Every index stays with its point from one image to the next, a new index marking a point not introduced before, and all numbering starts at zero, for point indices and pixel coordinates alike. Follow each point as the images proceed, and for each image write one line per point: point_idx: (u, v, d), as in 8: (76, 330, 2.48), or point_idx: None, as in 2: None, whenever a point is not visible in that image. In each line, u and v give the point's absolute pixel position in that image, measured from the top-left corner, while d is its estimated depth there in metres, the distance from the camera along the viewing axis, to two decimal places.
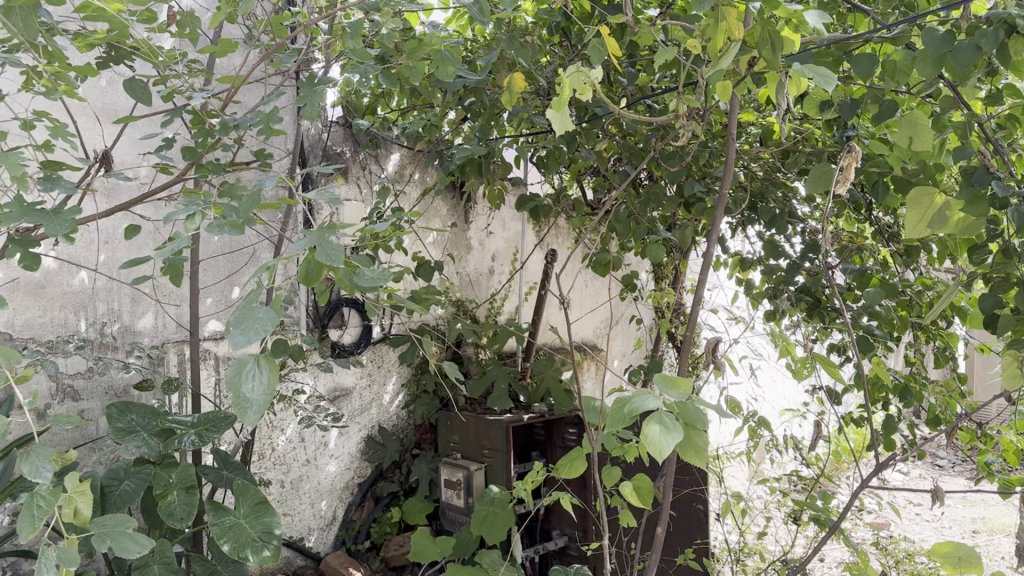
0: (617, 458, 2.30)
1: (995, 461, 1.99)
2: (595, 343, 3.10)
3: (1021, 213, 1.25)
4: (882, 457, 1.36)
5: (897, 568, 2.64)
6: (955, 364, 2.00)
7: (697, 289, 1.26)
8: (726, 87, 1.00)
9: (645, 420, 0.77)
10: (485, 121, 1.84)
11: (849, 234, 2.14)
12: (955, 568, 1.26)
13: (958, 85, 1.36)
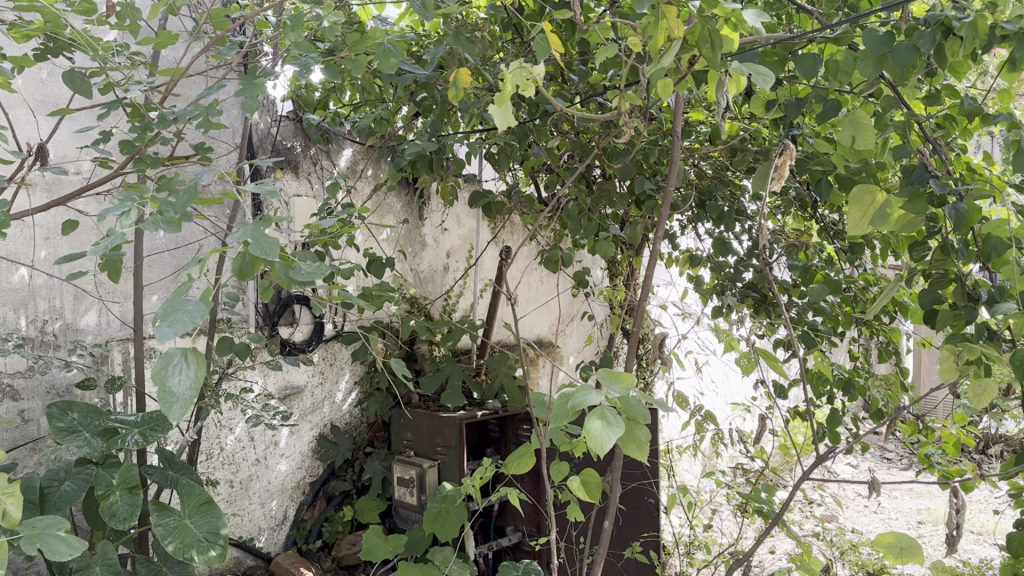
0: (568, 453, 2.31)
1: (936, 452, 2.05)
2: (549, 340, 3.11)
3: (959, 211, 1.28)
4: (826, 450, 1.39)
5: (843, 558, 2.70)
6: (897, 359, 2.05)
7: (646, 287, 1.28)
8: (668, 86, 1.00)
9: (588, 415, 0.77)
10: (436, 117, 1.83)
11: (795, 231, 2.18)
12: (897, 559, 1.30)
13: (899, 85, 1.39)
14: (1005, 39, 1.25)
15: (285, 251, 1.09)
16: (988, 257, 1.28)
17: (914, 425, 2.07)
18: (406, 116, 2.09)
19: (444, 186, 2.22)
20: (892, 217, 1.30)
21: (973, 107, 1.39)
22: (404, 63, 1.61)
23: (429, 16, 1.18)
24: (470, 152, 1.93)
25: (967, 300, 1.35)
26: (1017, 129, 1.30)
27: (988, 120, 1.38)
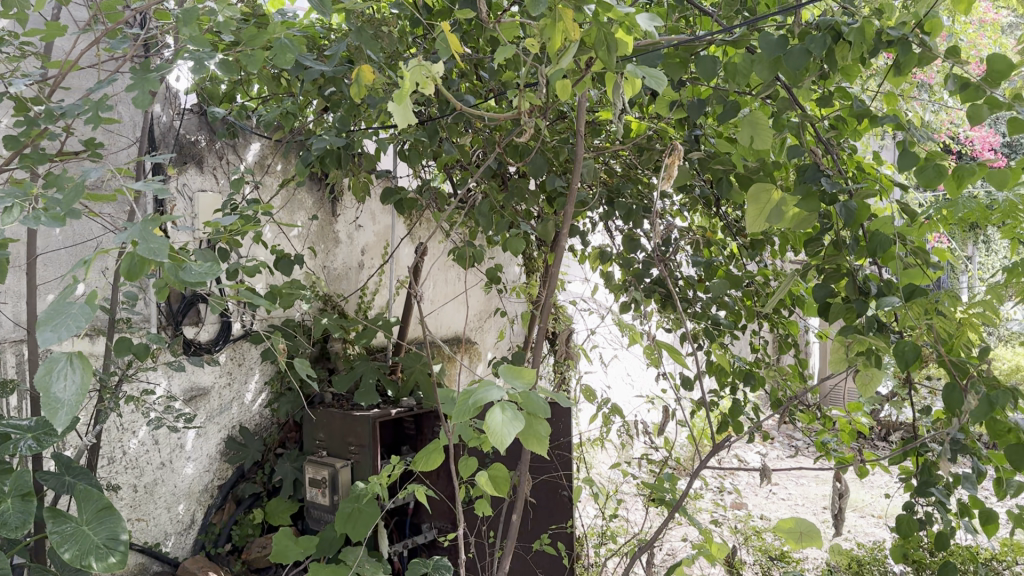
0: (478, 448, 2.32)
1: (831, 439, 2.14)
2: (465, 336, 3.12)
3: (849, 209, 1.34)
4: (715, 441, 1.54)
5: (748, 545, 2.79)
6: (794, 351, 2.13)
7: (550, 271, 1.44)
8: (568, 86, 1.02)
9: (488, 410, 0.78)
10: (344, 112, 1.81)
11: (701, 227, 2.24)
12: (797, 543, 1.36)
13: (793, 87, 1.44)
14: (890, 45, 1.33)
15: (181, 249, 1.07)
16: (874, 252, 1.34)
17: (813, 414, 2.15)
18: (315, 111, 2.05)
19: (354, 182, 2.20)
20: (788, 214, 1.38)
21: (861, 109, 1.46)
22: (306, 57, 1.58)
23: (329, 13, 1.21)
24: (379, 148, 1.91)
25: (857, 293, 1.41)
26: (900, 130, 1.37)
27: (875, 122, 1.45)
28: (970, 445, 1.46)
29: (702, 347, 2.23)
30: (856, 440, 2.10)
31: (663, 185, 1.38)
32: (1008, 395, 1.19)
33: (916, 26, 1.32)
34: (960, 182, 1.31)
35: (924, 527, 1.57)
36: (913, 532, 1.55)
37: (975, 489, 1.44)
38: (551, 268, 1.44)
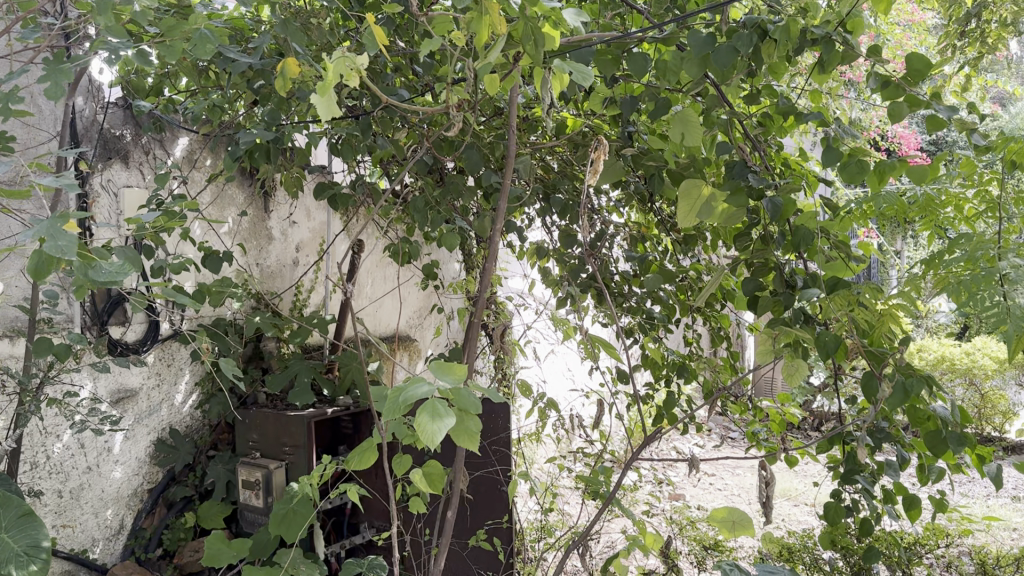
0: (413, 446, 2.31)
1: (762, 429, 2.19)
2: (403, 334, 3.09)
3: (775, 204, 1.40)
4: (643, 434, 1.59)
5: (683, 535, 2.83)
6: (726, 344, 2.17)
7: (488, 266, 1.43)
8: (495, 80, 1.02)
9: (417, 408, 0.78)
10: (273, 106, 1.78)
11: (635, 223, 2.25)
12: (730, 532, 1.40)
13: (722, 85, 1.46)
14: (814, 43, 1.35)
15: (85, 244, 1.06)
16: (799, 246, 1.38)
17: (744, 406, 2.18)
18: (244, 104, 2.01)
19: (285, 177, 2.15)
20: (718, 210, 1.38)
21: (787, 106, 1.49)
22: (229, 50, 1.55)
23: None
24: (309, 142, 1.88)
25: (784, 286, 1.43)
26: (825, 126, 1.40)
27: (800, 119, 1.48)
28: (894, 433, 1.50)
29: (637, 341, 2.26)
30: (787, 430, 2.14)
31: (590, 181, 1.59)
32: (922, 382, 1.23)
33: (841, 24, 1.35)
34: (882, 177, 1.34)
35: (850, 513, 1.61)
36: (841, 518, 1.59)
37: (897, 475, 1.48)
38: (487, 262, 1.40)
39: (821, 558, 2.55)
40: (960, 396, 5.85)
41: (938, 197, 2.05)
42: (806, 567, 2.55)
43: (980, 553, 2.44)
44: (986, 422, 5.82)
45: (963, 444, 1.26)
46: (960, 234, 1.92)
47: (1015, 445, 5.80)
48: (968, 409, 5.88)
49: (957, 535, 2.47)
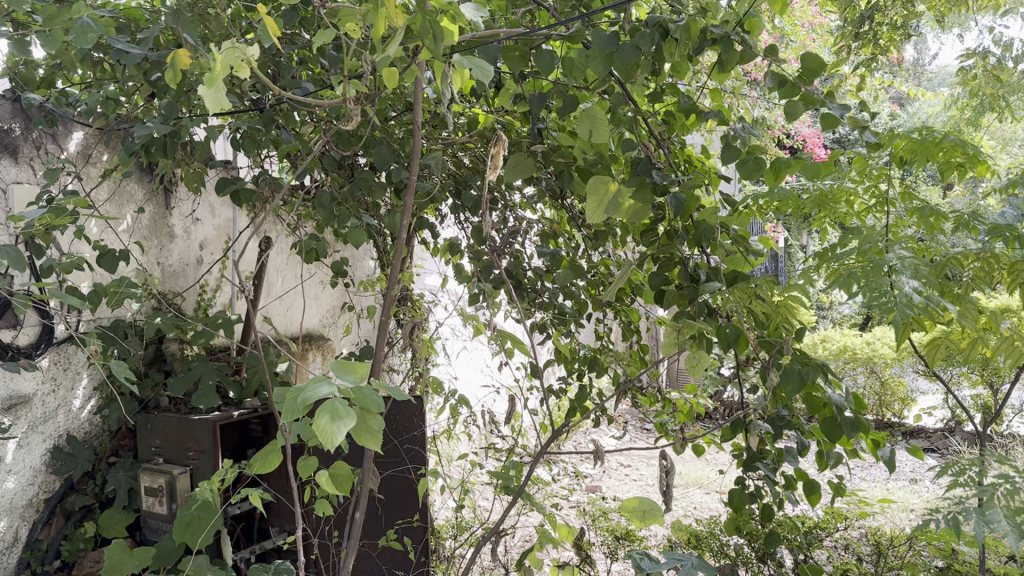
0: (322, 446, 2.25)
1: (670, 420, 2.23)
2: (315, 333, 3.02)
3: (678, 200, 1.42)
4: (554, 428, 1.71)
5: (598, 526, 2.87)
6: (636, 337, 2.20)
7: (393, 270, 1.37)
8: (395, 73, 1.01)
9: (316, 410, 0.76)
10: (171, 100, 1.72)
11: (544, 218, 2.26)
12: (640, 522, 1.49)
13: (626, 84, 1.48)
14: (713, 43, 1.37)
15: None
16: (701, 241, 1.41)
17: (653, 398, 2.22)
18: (140, 97, 1.94)
19: (186, 173, 2.08)
20: (623, 205, 1.44)
21: (689, 104, 1.52)
22: (116, 40, 1.49)
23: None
24: (210, 136, 1.82)
25: (689, 280, 1.46)
26: (724, 124, 1.44)
27: (701, 118, 1.52)
28: (794, 420, 1.55)
29: (549, 336, 2.27)
30: (694, 421, 2.19)
31: (489, 176, 1.44)
32: (818, 370, 1.27)
33: (739, 24, 1.39)
34: (778, 174, 1.39)
35: (754, 499, 1.66)
36: (745, 505, 1.63)
37: (797, 462, 1.53)
38: (393, 259, 1.36)
39: (728, 544, 2.62)
40: (860, 384, 6.10)
41: (832, 192, 2.13)
42: (713, 553, 2.61)
43: (875, 533, 2.54)
44: (886, 408, 6.08)
45: (857, 429, 1.31)
46: (851, 228, 2.00)
47: (912, 429, 6.07)
48: (868, 395, 6.13)
49: (855, 517, 2.57)
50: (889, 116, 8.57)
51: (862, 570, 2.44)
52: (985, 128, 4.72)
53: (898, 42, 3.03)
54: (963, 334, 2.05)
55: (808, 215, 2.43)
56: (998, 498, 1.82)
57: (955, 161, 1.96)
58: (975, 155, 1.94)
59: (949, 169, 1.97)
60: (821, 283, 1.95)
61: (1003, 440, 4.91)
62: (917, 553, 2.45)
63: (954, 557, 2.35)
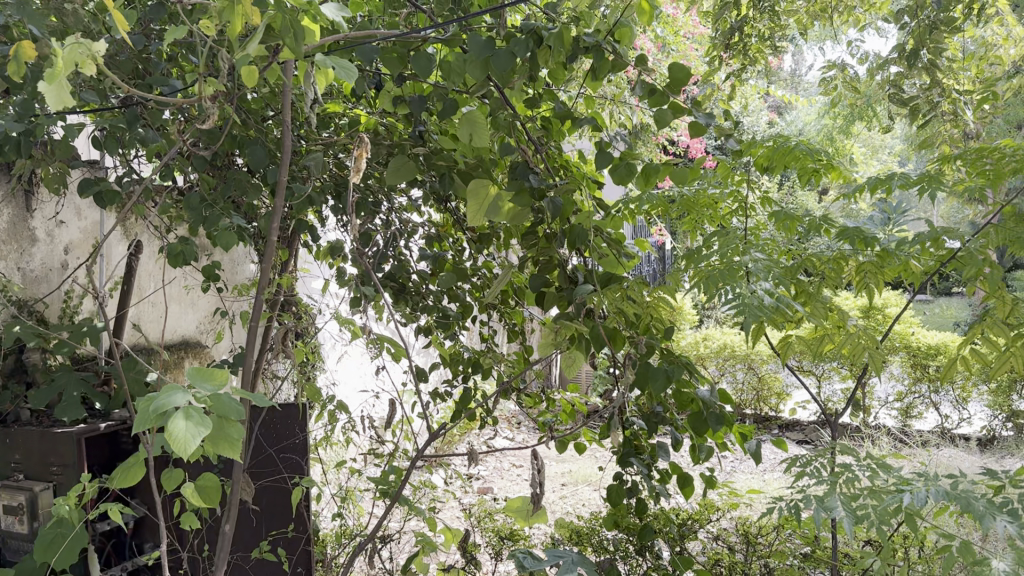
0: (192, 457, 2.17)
1: (552, 419, 2.26)
2: (189, 341, 2.92)
3: (555, 204, 1.43)
4: (434, 434, 1.73)
5: (484, 527, 2.88)
6: (518, 339, 2.21)
7: (262, 280, 1.27)
8: (255, 72, 1.00)
9: (170, 418, 0.74)
10: (25, 95, 1.61)
11: (426, 222, 2.25)
12: (525, 518, 1.53)
13: (504, 87, 1.47)
14: (586, 51, 1.40)
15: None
16: (576, 244, 1.44)
17: (536, 398, 2.24)
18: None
19: (46, 173, 1.96)
20: (504, 209, 1.44)
21: (564, 110, 1.55)
22: None
23: None
24: (71, 136, 1.72)
25: (568, 282, 1.48)
26: (597, 130, 1.47)
27: (576, 123, 1.55)
28: (668, 417, 1.60)
29: (432, 339, 2.26)
30: (575, 420, 2.22)
31: (354, 179, 1.23)
32: (681, 366, 1.34)
33: (609, 32, 1.42)
34: (649, 179, 1.43)
35: (631, 494, 1.70)
36: (622, 499, 1.67)
37: (670, 456, 1.58)
38: (263, 258, 1.24)
39: (607, 539, 2.68)
40: (739, 380, 6.35)
41: (700, 196, 2.21)
42: (594, 548, 2.66)
43: (745, 523, 2.66)
44: (763, 403, 6.35)
45: (721, 421, 1.39)
46: (718, 231, 2.08)
47: (787, 422, 6.36)
48: (746, 391, 6.39)
49: (727, 507, 2.67)
50: (765, 124, 8.96)
51: (734, 559, 2.53)
52: (850, 136, 5.00)
53: (765, 53, 3.18)
54: (820, 331, 2.17)
55: (681, 218, 2.51)
56: (857, 483, 1.92)
57: (811, 168, 2.07)
58: (828, 162, 2.06)
59: (806, 175, 2.08)
60: (690, 285, 2.02)
61: (867, 430, 5.21)
62: (784, 540, 2.56)
63: (819, 542, 2.48)
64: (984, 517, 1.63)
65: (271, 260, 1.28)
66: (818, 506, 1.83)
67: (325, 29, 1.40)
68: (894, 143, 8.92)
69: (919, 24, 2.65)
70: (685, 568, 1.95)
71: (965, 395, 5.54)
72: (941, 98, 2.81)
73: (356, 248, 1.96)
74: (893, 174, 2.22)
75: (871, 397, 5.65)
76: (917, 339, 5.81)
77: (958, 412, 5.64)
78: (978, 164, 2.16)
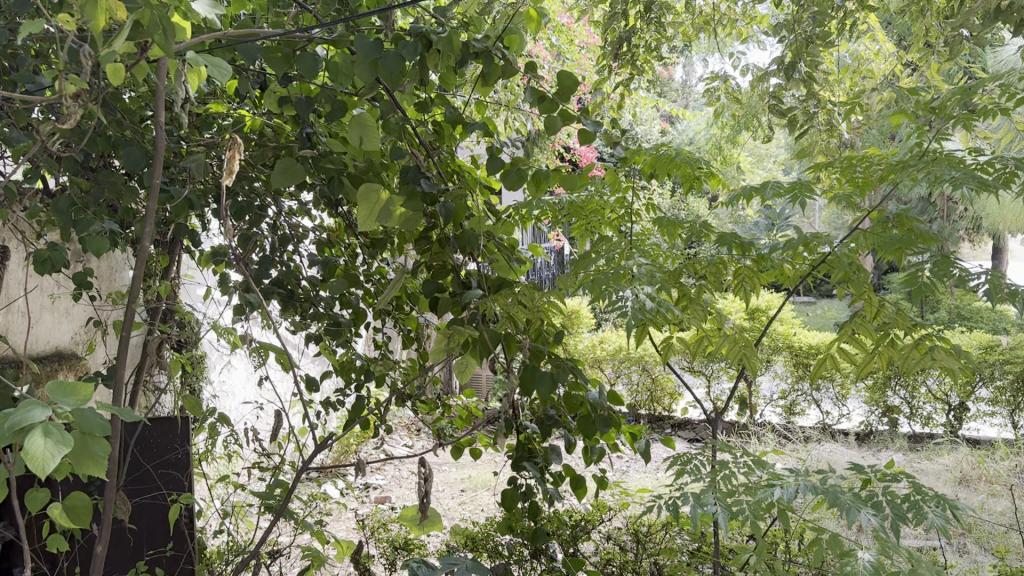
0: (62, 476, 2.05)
1: (446, 425, 2.25)
2: (59, 352, 2.76)
3: (448, 209, 1.42)
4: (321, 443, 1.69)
5: (378, 537, 2.84)
6: (411, 346, 2.19)
7: (138, 287, 1.20)
8: (123, 69, 0.95)
9: (27, 437, 0.70)
10: None
11: (315, 228, 2.20)
12: (419, 527, 1.62)
13: (394, 90, 1.44)
14: (476, 56, 1.40)
15: None
16: (467, 249, 1.43)
17: (431, 405, 2.23)
18: None
19: None
20: (396, 214, 1.40)
21: (454, 116, 1.54)
22: None
23: None
24: None
25: (459, 288, 1.46)
26: (488, 136, 1.47)
27: (467, 128, 1.54)
28: (561, 420, 1.60)
29: (322, 347, 2.21)
30: (468, 425, 2.21)
31: (227, 181, 1.19)
32: (567, 372, 1.37)
33: (498, 38, 1.42)
34: (539, 184, 1.44)
35: (524, 499, 1.70)
36: (516, 504, 1.66)
37: (561, 459, 1.59)
38: (137, 266, 1.18)
39: (501, 543, 2.68)
40: (633, 382, 6.47)
41: (589, 202, 2.24)
42: (488, 553, 2.66)
43: (636, 522, 2.71)
44: (656, 404, 6.50)
45: (608, 424, 1.45)
46: (606, 237, 2.11)
47: (679, 422, 6.53)
48: (640, 393, 6.52)
49: (618, 507, 2.72)
50: (657, 133, 9.20)
51: (626, 558, 2.57)
52: (736, 146, 5.17)
53: (652, 64, 3.26)
54: (701, 333, 2.23)
55: (572, 223, 2.53)
56: (738, 477, 1.99)
57: (693, 176, 2.13)
58: (708, 170, 2.12)
59: (689, 182, 2.14)
60: (577, 289, 2.04)
61: (753, 428, 5.40)
62: (672, 539, 2.62)
63: (707, 538, 2.55)
64: (849, 510, 1.70)
65: (146, 267, 1.22)
66: (695, 503, 1.89)
67: (204, 27, 1.35)
68: (776, 153, 9.31)
69: (796, 39, 2.76)
70: (575, 569, 1.97)
71: (842, 392, 5.80)
72: (816, 109, 2.94)
73: (242, 253, 1.89)
74: (769, 182, 2.30)
75: (757, 396, 5.86)
76: (798, 339, 6.05)
77: (837, 408, 5.91)
78: (847, 172, 2.27)
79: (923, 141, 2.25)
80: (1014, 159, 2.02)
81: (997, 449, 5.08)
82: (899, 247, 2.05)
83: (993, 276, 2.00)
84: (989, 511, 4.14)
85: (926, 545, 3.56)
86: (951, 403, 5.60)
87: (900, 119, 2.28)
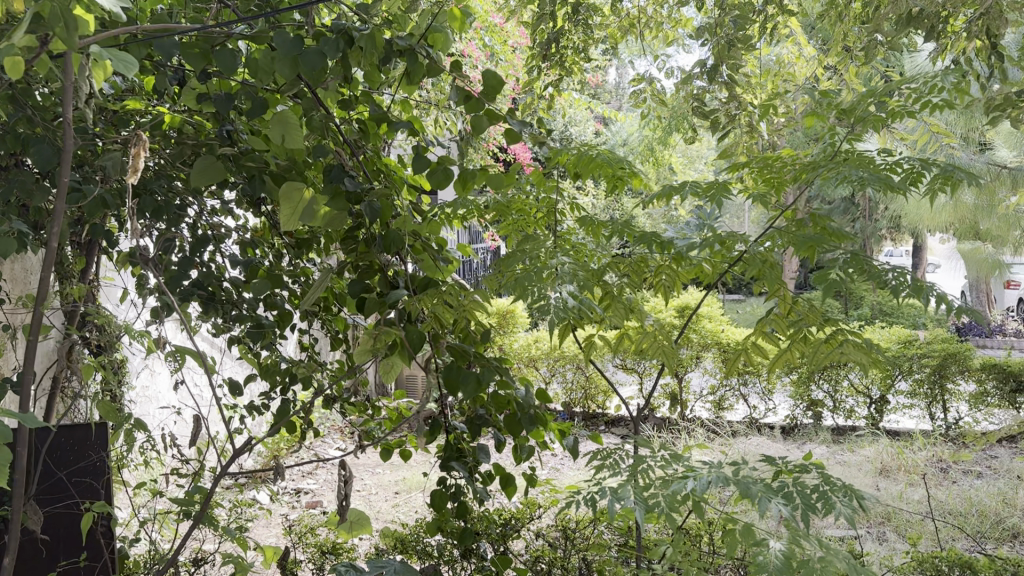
0: None
1: (373, 426, 2.22)
2: None
3: (373, 208, 1.40)
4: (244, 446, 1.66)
5: (306, 542, 2.80)
6: (337, 347, 2.16)
7: (46, 289, 1.16)
8: (21, 64, 0.88)
9: None
10: None
11: (238, 228, 2.15)
12: (347, 531, 1.60)
13: (317, 88, 1.42)
14: (399, 53, 1.39)
15: None
16: (392, 248, 1.42)
17: (359, 407, 2.20)
18: None
19: None
20: (319, 213, 1.38)
21: (378, 114, 1.53)
22: None
23: None
24: None
25: (385, 288, 1.45)
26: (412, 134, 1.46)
27: (391, 126, 1.53)
28: (489, 420, 1.60)
29: (246, 350, 2.16)
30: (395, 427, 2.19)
31: (131, 179, 1.17)
32: (493, 372, 1.36)
33: (421, 36, 1.41)
34: (464, 183, 1.43)
35: (453, 499, 1.69)
36: (446, 504, 1.64)
37: (491, 459, 1.58)
38: (45, 266, 1.14)
39: (430, 545, 2.66)
40: (567, 380, 6.52)
41: (515, 201, 2.24)
42: (418, 555, 2.64)
43: (566, 519, 2.72)
44: (590, 401, 6.55)
45: (534, 422, 1.46)
46: (532, 235, 2.12)
47: (612, 420, 6.59)
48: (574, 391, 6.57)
49: (548, 505, 2.73)
50: (590, 133, 9.29)
51: (555, 556, 2.58)
52: (665, 146, 5.25)
53: (581, 66, 3.30)
54: (623, 330, 2.26)
55: (499, 222, 2.53)
56: (661, 471, 2.01)
57: (616, 175, 2.15)
58: (631, 170, 2.15)
59: (613, 181, 2.16)
60: (503, 288, 2.05)
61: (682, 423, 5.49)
62: (601, 534, 2.65)
63: (637, 534, 2.57)
64: (763, 501, 1.75)
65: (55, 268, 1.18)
66: (614, 498, 1.91)
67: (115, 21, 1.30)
68: (705, 155, 9.48)
69: (719, 42, 2.81)
70: (504, 568, 1.97)
71: (769, 387, 5.94)
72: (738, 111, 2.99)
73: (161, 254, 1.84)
74: (688, 181, 2.34)
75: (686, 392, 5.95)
76: (726, 336, 6.17)
77: (764, 403, 6.04)
78: (765, 172, 2.33)
79: (838, 142, 2.31)
80: (920, 160, 2.09)
81: (914, 439, 5.26)
82: (812, 245, 2.11)
83: (902, 271, 2.07)
84: (906, 500, 4.28)
85: (845, 535, 3.67)
86: (872, 396, 5.78)
87: (816, 120, 2.34)
